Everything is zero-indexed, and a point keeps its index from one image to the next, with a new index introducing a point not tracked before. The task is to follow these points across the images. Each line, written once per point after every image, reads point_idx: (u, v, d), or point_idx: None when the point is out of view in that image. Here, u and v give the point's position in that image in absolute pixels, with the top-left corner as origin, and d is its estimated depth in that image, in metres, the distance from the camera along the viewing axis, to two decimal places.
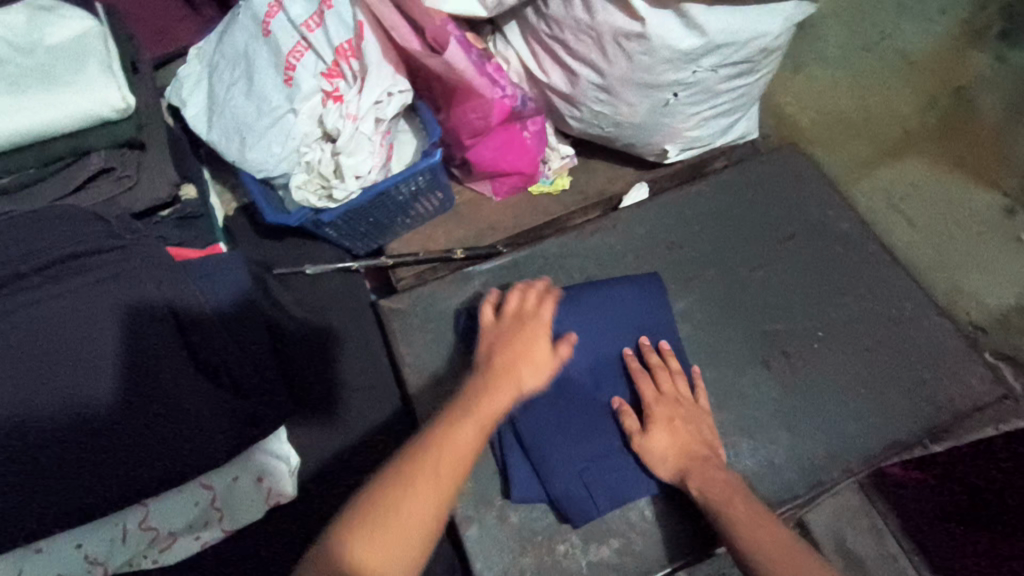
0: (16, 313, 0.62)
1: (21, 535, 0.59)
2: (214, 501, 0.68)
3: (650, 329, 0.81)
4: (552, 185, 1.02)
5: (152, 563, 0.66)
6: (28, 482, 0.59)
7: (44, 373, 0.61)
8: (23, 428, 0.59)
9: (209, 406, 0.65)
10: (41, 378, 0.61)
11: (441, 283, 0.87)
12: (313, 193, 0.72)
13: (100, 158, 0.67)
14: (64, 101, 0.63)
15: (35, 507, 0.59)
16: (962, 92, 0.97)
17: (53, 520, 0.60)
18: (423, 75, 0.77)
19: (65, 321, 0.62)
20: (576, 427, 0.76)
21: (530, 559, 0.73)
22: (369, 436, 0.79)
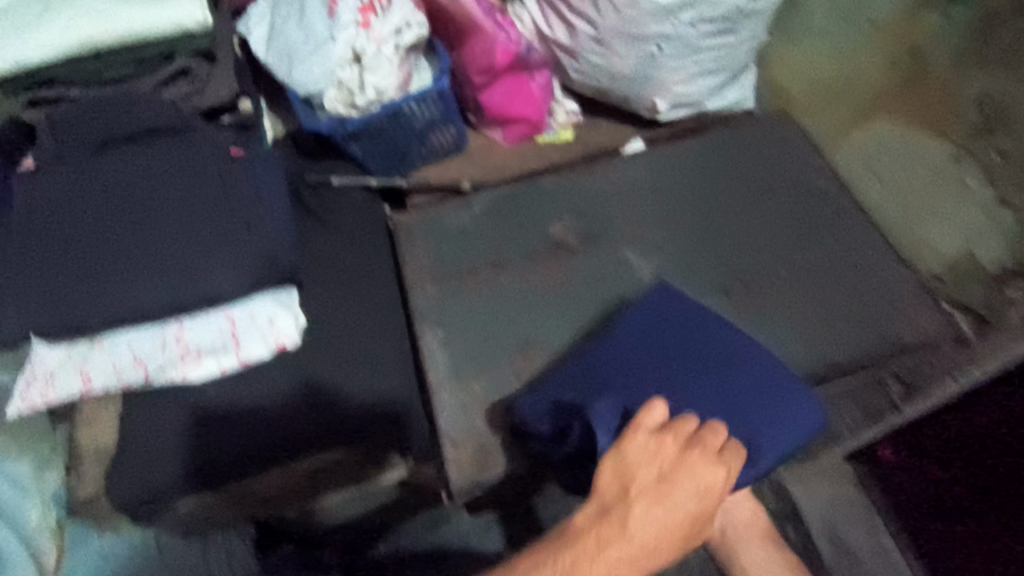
0: (106, 161, 0.80)
1: (87, 326, 0.75)
2: (233, 329, 0.79)
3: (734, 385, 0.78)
4: (558, 137, 1.14)
5: (179, 376, 0.77)
6: (99, 283, 0.76)
7: (121, 206, 0.79)
8: (102, 244, 0.77)
9: (236, 253, 0.79)
10: (119, 210, 0.79)
11: (446, 206, 1.01)
12: (341, 103, 0.90)
13: (183, 63, 0.86)
14: (164, 12, 0.82)
15: (101, 305, 0.75)
16: (918, 52, 1.04)
17: (113, 319, 0.75)
18: (441, 17, 0.96)
19: (140, 173, 0.80)
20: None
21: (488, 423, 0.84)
22: (368, 313, 0.88)
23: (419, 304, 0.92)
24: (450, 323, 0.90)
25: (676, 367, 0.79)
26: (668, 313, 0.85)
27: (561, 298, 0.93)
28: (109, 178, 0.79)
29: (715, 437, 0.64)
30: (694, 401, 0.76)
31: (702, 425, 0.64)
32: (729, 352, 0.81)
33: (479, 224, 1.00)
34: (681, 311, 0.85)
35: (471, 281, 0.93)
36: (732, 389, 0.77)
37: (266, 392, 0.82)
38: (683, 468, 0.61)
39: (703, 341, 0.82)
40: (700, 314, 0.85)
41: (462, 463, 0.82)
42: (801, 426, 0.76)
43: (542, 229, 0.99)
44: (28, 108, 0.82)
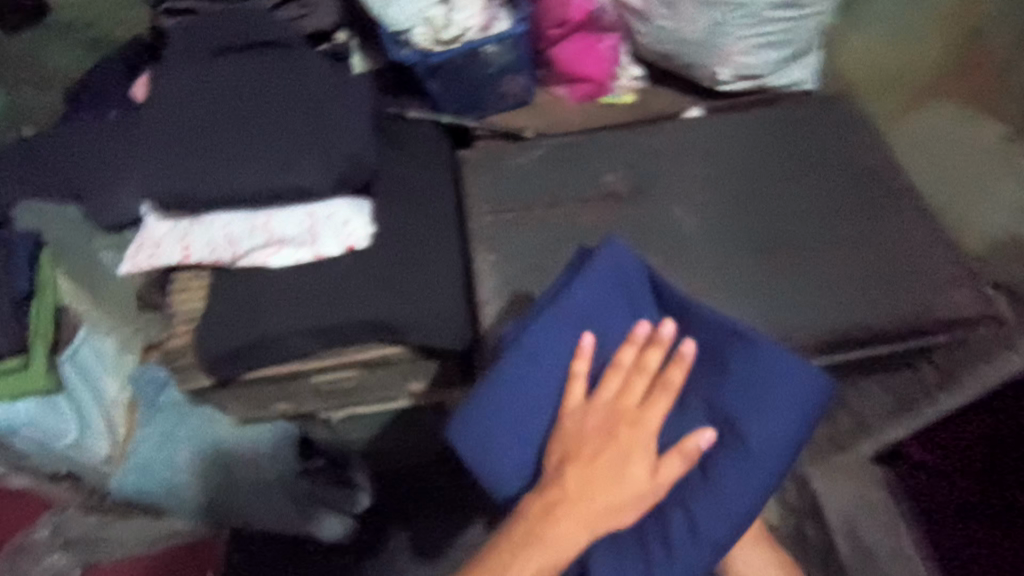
0: (225, 68, 0.92)
1: (192, 199, 0.86)
2: (314, 226, 0.89)
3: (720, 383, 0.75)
4: (621, 100, 1.19)
5: (262, 257, 0.86)
6: (205, 164, 0.86)
7: (233, 105, 0.90)
8: (213, 133, 0.88)
9: (319, 153, 0.87)
10: (231, 108, 0.90)
11: (509, 149, 1.09)
12: (426, 39, 0.99)
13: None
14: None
15: (204, 183, 0.86)
16: None
17: (213, 196, 0.86)
18: None
19: (252, 81, 0.92)
20: (700, 483, 0.73)
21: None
22: (428, 229, 0.96)
23: (476, 229, 0.99)
24: (502, 249, 0.97)
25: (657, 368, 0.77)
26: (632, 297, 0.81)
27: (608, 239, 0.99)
28: (221, 81, 0.92)
29: (643, 382, 0.74)
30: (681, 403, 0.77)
31: (633, 378, 0.74)
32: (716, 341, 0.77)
33: (538, 166, 1.08)
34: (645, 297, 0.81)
35: (525, 216, 1.01)
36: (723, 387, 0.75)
37: (331, 285, 0.88)
38: (621, 424, 0.72)
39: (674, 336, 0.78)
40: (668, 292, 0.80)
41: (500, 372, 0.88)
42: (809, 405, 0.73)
43: (595, 178, 1.06)
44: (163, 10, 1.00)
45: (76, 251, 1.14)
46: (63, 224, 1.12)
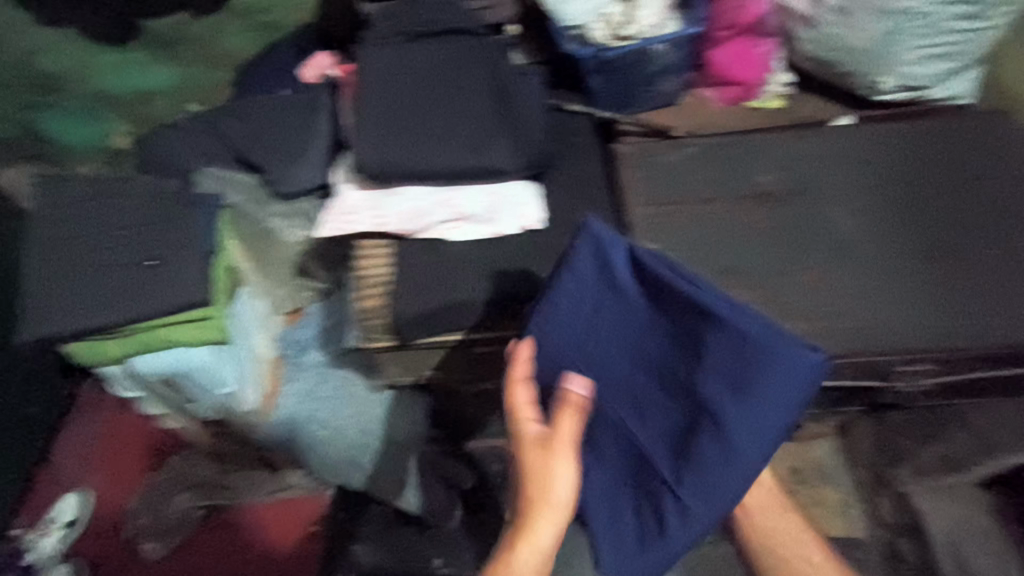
0: (418, 47, 0.95)
1: (389, 172, 0.90)
2: (495, 205, 0.95)
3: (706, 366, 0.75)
4: (769, 104, 1.21)
5: (448, 230, 0.93)
6: (403, 139, 0.90)
7: (426, 85, 0.93)
8: (409, 109, 0.92)
9: (509, 136, 0.91)
10: (424, 87, 0.93)
11: (662, 146, 1.13)
12: (600, 33, 1.03)
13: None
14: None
15: (402, 157, 0.90)
16: None
17: (408, 170, 0.90)
18: None
19: (442, 62, 0.94)
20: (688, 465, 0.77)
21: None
22: (594, 216, 1.02)
23: (634, 219, 1.04)
24: (662, 240, 1.03)
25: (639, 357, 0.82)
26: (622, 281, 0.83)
27: (765, 240, 1.02)
28: (422, 59, 0.94)
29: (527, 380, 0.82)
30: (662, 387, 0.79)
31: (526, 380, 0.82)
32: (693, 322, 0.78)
33: (692, 162, 1.11)
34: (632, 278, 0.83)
35: (680, 210, 1.05)
36: (710, 366, 0.75)
37: (511, 260, 0.93)
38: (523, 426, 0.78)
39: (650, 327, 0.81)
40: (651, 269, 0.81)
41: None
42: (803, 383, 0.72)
43: (749, 179, 1.09)
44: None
45: (250, 218, 1.24)
46: (245, 192, 1.24)
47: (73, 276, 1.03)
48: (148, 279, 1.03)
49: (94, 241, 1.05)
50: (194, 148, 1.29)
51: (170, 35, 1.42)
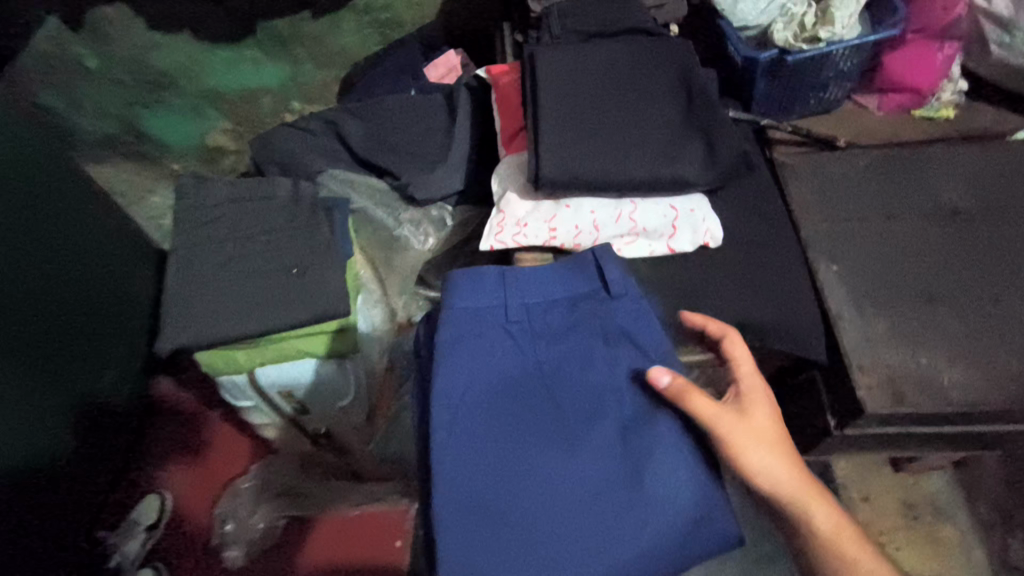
0: (599, 49, 0.89)
1: (572, 183, 0.83)
2: (674, 220, 0.87)
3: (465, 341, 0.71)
4: (937, 113, 1.11)
5: (623, 247, 0.87)
6: (587, 145, 0.83)
7: (609, 88, 0.87)
8: (591, 114, 0.85)
9: (701, 144, 0.84)
10: (607, 91, 0.86)
11: (829, 158, 1.04)
12: (791, 35, 0.93)
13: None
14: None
15: (586, 164, 0.82)
16: None
17: (593, 179, 0.83)
18: None
19: (624, 64, 0.88)
20: (582, 526, 0.61)
21: (899, 357, 0.85)
22: (771, 232, 0.92)
23: (808, 235, 0.95)
24: (843, 260, 0.93)
25: (517, 404, 0.66)
26: (499, 316, 0.71)
27: (963, 262, 0.92)
28: (603, 63, 0.88)
29: None
30: (517, 465, 0.63)
31: None
32: (451, 454, 0.63)
33: (864, 176, 1.02)
34: (489, 326, 0.70)
35: (860, 227, 0.96)
36: (459, 409, 0.65)
37: (692, 280, 0.87)
38: None
39: (492, 407, 0.65)
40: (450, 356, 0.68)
41: (875, 385, 0.83)
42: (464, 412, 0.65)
43: (934, 196, 0.98)
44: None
45: (375, 223, 1.18)
46: (370, 195, 1.18)
47: (216, 279, 0.99)
48: (292, 289, 0.98)
49: (235, 245, 1.01)
50: (313, 146, 1.23)
51: (286, 30, 1.39)
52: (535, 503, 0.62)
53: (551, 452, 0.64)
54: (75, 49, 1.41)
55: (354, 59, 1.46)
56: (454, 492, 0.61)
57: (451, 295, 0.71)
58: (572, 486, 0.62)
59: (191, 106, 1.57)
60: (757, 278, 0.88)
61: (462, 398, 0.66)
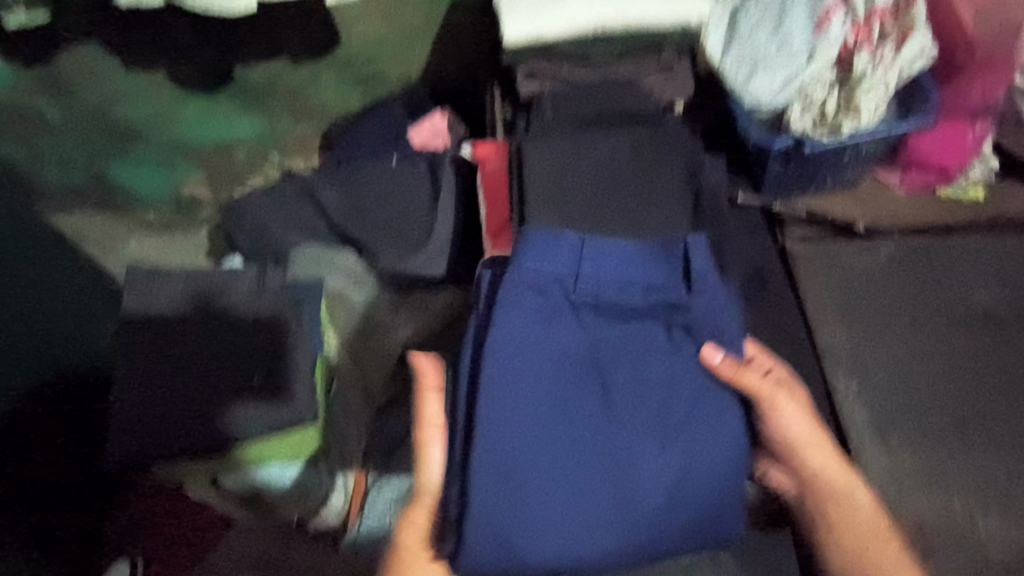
0: (596, 146, 0.79)
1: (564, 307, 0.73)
2: None
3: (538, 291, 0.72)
4: (964, 194, 1.00)
5: None
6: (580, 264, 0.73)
7: (607, 192, 0.77)
8: (585, 227, 0.75)
9: (708, 263, 0.75)
10: (605, 196, 0.77)
11: (849, 247, 0.94)
12: (810, 123, 0.84)
13: (666, 55, 0.87)
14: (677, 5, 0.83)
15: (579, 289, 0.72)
16: None
17: (586, 304, 0.73)
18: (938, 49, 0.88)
19: (623, 164, 0.78)
20: (603, 490, 0.66)
21: (924, 503, 0.77)
22: (777, 334, 0.88)
23: (823, 343, 0.86)
24: (864, 375, 0.84)
25: (576, 380, 0.69)
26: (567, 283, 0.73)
27: (994, 380, 0.83)
28: (600, 161, 0.78)
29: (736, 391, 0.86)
30: (563, 435, 0.67)
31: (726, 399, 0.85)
32: (500, 407, 0.67)
33: (887, 272, 0.92)
34: (558, 295, 0.72)
35: (880, 334, 0.87)
36: (518, 364, 0.68)
37: None
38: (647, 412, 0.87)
39: (550, 366, 0.69)
40: (517, 305, 0.70)
41: (904, 534, 0.75)
42: (522, 363, 0.68)
43: (963, 295, 0.89)
44: (526, 67, 0.85)
45: (352, 304, 1.10)
46: (346, 274, 1.09)
47: (171, 389, 0.92)
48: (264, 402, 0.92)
49: (191, 349, 0.94)
50: (286, 216, 1.14)
51: (261, 85, 1.29)
52: (567, 469, 0.67)
53: (596, 430, 0.68)
54: (37, 102, 1.31)
55: (335, 114, 1.36)
56: (494, 445, 0.66)
57: (523, 257, 0.72)
58: (607, 452, 0.68)
59: (163, 158, 1.47)
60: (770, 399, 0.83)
61: (521, 357, 0.68)
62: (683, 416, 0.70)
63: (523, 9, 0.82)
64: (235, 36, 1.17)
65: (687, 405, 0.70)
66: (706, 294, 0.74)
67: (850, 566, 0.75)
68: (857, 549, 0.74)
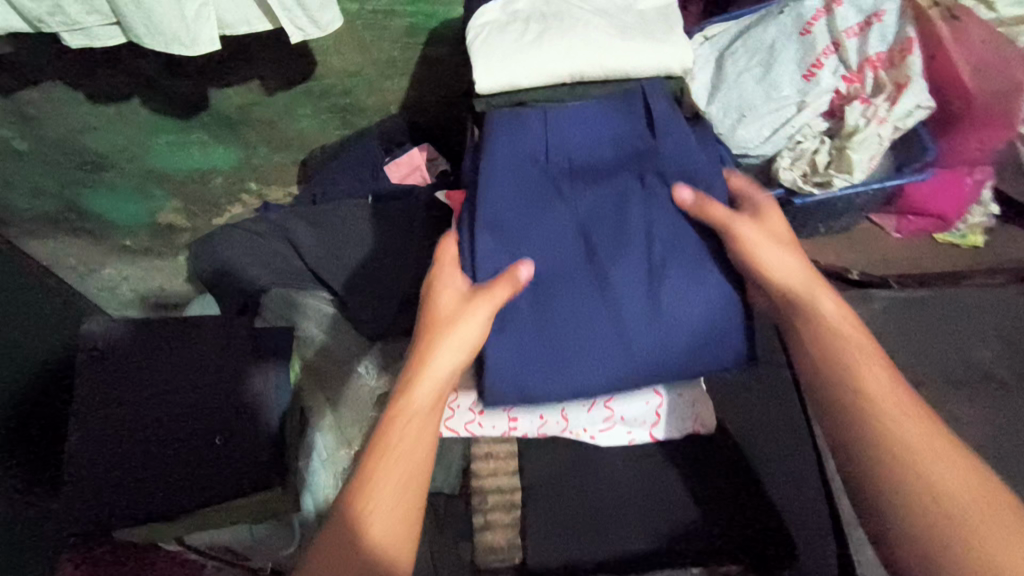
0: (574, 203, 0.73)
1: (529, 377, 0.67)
2: (658, 406, 0.74)
3: (509, 159, 0.71)
4: (962, 240, 0.98)
5: (589, 438, 0.75)
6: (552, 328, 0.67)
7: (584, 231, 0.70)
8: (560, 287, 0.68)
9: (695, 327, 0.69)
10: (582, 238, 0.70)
11: (843, 297, 0.90)
12: (799, 175, 0.79)
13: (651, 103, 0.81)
14: (659, 53, 0.78)
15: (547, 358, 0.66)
16: None
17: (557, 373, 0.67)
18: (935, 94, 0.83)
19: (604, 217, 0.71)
20: (604, 327, 0.64)
21: None
22: (770, 405, 0.78)
23: None
24: None
25: (556, 225, 0.68)
26: (538, 152, 0.73)
27: (1003, 448, 0.76)
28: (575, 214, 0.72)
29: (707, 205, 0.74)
30: (548, 287, 0.66)
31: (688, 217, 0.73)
32: (486, 262, 0.66)
33: (882, 325, 0.87)
34: (530, 162, 0.71)
35: None
36: (499, 223, 0.67)
37: (675, 482, 0.74)
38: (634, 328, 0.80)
39: (533, 219, 0.68)
40: (493, 172, 0.70)
41: None
42: (502, 224, 0.67)
43: (963, 353, 0.84)
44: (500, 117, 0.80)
45: (320, 348, 1.06)
46: (316, 320, 1.07)
47: (122, 454, 0.88)
48: (221, 467, 0.87)
49: (142, 409, 0.91)
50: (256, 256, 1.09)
51: (233, 114, 1.24)
52: (563, 308, 0.65)
53: (582, 276, 0.66)
54: (0, 132, 1.26)
55: (313, 144, 1.31)
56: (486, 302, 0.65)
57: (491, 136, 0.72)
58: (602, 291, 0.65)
59: (135, 187, 1.42)
60: (762, 477, 0.74)
61: (500, 217, 0.67)
62: (674, 245, 0.67)
63: (495, 58, 0.79)
64: (204, 67, 1.12)
65: (676, 237, 0.67)
66: (671, 134, 0.73)
67: (882, 438, 0.55)
68: (878, 390, 0.58)
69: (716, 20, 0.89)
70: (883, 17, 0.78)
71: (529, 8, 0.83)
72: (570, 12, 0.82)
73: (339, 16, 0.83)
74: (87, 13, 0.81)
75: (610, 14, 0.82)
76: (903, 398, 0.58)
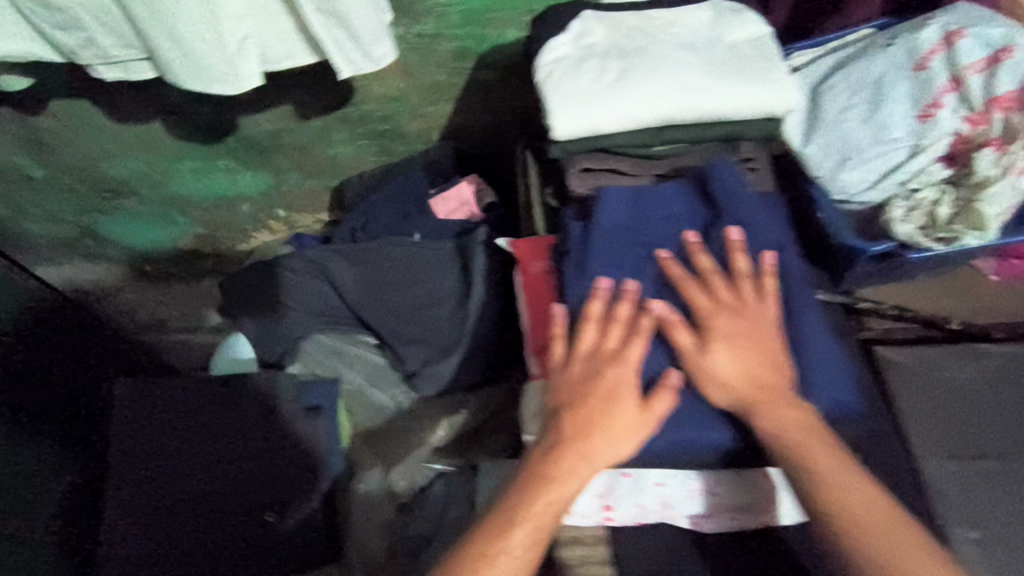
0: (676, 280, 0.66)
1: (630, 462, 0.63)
2: (761, 496, 0.65)
3: (610, 239, 0.68)
4: None
5: (692, 524, 0.66)
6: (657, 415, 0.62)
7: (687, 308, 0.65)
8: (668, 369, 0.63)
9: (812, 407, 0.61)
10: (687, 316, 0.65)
11: (949, 351, 0.80)
12: (917, 227, 0.70)
13: (743, 153, 0.74)
14: (758, 94, 0.70)
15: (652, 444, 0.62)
16: None
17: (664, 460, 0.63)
18: None
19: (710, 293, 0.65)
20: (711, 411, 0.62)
21: None
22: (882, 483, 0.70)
23: (935, 483, 0.72)
24: (988, 526, 0.70)
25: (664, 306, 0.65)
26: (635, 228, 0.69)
27: None
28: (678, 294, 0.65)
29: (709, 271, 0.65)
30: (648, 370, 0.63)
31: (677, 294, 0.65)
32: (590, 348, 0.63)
33: (998, 386, 0.78)
34: (630, 239, 0.68)
35: (999, 471, 0.72)
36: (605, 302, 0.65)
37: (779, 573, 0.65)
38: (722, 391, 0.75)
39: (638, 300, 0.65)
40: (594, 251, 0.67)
41: None
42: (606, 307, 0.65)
43: None
44: (581, 165, 0.73)
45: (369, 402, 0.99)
46: (364, 372, 0.99)
47: (172, 535, 0.82)
48: (274, 540, 0.82)
49: (192, 488, 0.84)
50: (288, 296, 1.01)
51: (264, 140, 1.16)
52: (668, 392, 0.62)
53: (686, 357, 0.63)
54: (17, 158, 1.19)
55: (347, 169, 1.23)
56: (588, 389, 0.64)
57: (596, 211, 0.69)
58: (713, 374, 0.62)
59: (156, 213, 1.33)
60: None
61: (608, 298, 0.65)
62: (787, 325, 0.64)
63: (574, 100, 0.70)
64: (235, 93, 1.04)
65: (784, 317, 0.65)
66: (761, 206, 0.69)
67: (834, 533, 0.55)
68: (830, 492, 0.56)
69: (811, 48, 0.82)
70: (1013, 52, 0.70)
71: (607, 41, 0.75)
72: (654, 46, 0.74)
73: (393, 51, 0.75)
74: (122, 47, 0.75)
75: (699, 48, 0.74)
76: (858, 503, 0.55)
